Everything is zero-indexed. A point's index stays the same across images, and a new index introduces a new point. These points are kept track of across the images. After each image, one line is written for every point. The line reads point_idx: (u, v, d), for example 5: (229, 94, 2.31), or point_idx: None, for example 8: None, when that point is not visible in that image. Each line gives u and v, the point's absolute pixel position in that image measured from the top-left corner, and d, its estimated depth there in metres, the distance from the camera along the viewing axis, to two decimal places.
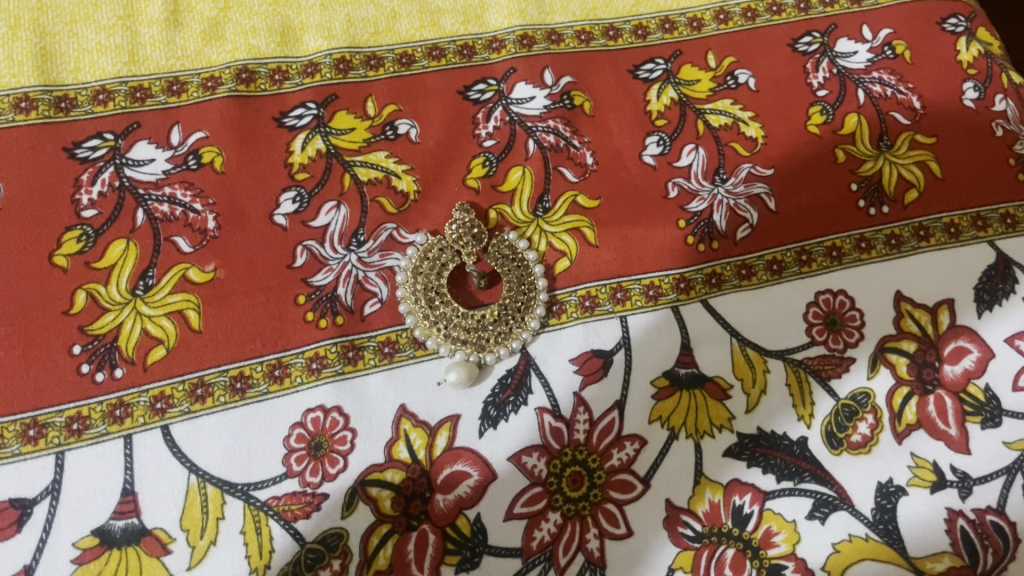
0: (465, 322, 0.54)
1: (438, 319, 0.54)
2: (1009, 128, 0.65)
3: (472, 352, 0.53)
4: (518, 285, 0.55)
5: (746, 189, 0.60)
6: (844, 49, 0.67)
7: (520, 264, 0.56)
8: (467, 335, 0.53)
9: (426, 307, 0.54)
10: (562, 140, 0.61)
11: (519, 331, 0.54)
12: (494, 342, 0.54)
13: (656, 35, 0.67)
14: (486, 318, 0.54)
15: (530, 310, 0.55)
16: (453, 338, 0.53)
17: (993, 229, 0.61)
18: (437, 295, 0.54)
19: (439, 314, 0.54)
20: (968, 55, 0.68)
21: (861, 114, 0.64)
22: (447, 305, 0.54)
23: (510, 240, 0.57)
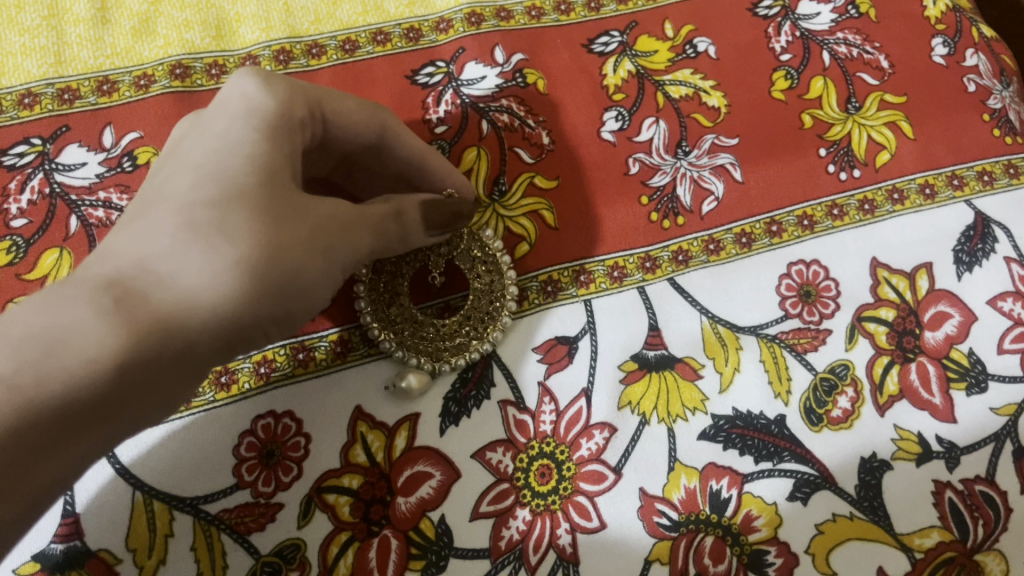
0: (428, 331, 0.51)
1: (393, 322, 0.50)
2: (981, 83, 0.62)
3: (426, 361, 0.50)
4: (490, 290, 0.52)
5: (710, 161, 0.58)
6: (807, 10, 0.64)
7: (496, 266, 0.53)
8: (423, 343, 0.50)
9: (381, 306, 0.50)
10: (517, 119, 0.58)
11: (480, 343, 0.51)
12: (453, 355, 0.51)
13: (609, 7, 0.64)
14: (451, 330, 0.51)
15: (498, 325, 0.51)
16: (407, 344, 0.50)
17: (969, 187, 0.59)
18: (394, 296, 0.51)
19: (394, 315, 0.50)
20: (935, 10, 0.65)
21: (827, 77, 0.62)
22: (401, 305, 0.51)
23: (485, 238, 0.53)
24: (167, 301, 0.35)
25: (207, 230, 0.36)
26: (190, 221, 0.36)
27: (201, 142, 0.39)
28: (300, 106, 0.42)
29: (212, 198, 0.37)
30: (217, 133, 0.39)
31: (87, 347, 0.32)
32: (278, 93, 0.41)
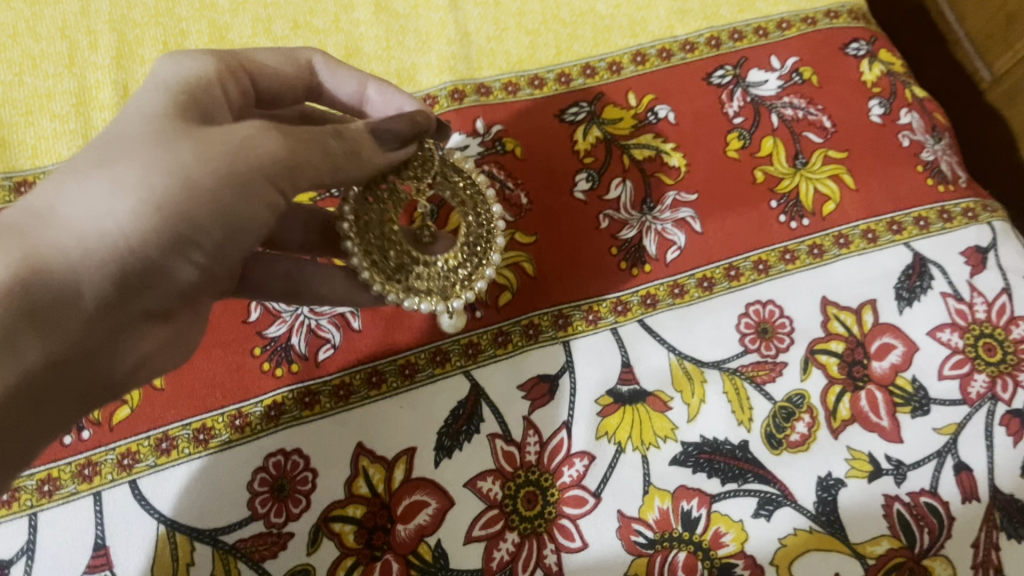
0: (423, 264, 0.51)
1: (394, 269, 0.50)
2: (914, 139, 0.70)
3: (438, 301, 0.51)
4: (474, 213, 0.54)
5: (672, 214, 0.64)
6: (755, 79, 0.71)
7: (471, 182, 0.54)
8: (430, 284, 0.51)
9: (380, 257, 0.50)
10: (497, 183, 0.65)
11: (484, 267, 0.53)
12: (459, 287, 0.52)
13: (578, 81, 0.70)
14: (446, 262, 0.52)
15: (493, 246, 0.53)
16: (416, 288, 0.50)
17: (908, 231, 0.65)
18: (388, 246, 0.50)
19: (393, 263, 0.50)
20: (871, 75, 0.72)
21: (775, 136, 0.68)
22: (395, 251, 0.50)
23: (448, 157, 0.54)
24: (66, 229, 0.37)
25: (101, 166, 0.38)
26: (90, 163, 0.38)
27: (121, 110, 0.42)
28: (209, 63, 0.46)
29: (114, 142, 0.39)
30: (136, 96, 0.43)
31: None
32: (182, 57, 0.46)
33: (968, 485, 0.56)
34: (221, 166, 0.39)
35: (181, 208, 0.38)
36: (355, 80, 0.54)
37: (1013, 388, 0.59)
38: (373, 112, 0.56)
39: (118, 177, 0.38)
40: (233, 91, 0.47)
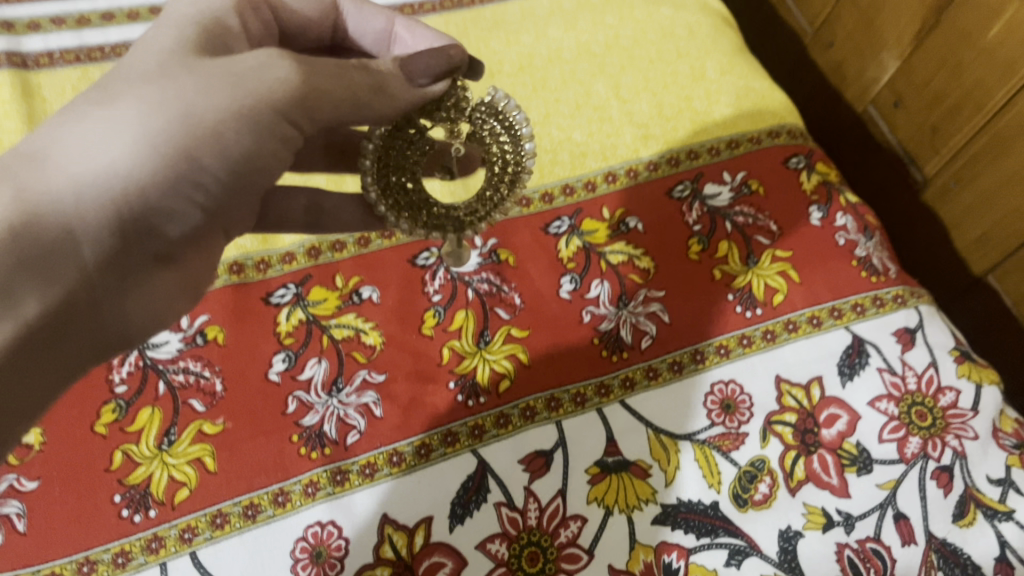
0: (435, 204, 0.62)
1: (409, 205, 0.61)
2: (849, 237, 0.81)
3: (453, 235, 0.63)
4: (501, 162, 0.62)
5: (645, 308, 0.75)
6: (710, 191, 0.83)
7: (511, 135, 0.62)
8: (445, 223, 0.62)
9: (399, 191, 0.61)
10: (495, 287, 0.76)
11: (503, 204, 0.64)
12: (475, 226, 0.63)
13: (560, 199, 0.82)
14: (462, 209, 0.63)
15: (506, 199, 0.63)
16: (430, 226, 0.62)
17: (847, 316, 0.76)
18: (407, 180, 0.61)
19: (410, 200, 0.61)
20: (810, 185, 0.85)
21: (729, 240, 0.80)
22: (413, 193, 0.61)
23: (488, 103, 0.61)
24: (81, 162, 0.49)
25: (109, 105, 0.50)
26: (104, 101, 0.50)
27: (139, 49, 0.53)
28: None
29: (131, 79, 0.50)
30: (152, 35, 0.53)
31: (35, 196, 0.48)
32: None
33: (907, 531, 0.65)
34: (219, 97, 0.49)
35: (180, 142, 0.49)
36: (383, 19, 0.67)
37: (941, 447, 0.69)
38: (399, 47, 0.68)
39: (119, 115, 0.49)
40: (252, 21, 0.59)
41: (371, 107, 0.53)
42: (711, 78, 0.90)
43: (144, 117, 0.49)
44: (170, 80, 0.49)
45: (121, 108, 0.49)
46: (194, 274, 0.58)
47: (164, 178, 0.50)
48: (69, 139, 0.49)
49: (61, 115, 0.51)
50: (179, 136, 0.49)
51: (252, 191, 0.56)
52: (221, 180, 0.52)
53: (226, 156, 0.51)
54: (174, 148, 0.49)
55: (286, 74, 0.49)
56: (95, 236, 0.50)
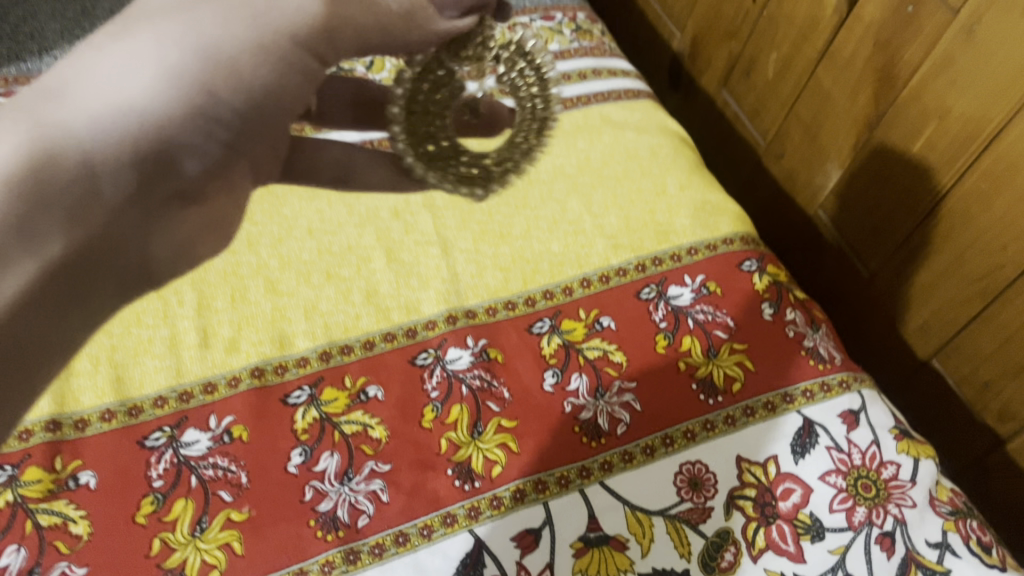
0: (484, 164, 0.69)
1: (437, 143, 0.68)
2: (798, 330, 0.92)
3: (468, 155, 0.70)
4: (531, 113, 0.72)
5: (619, 398, 0.85)
6: (673, 292, 0.94)
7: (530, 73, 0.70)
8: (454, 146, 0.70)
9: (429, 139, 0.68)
10: (486, 381, 0.85)
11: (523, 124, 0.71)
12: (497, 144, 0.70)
13: (541, 302, 0.93)
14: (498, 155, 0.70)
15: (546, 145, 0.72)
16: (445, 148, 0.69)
17: (798, 401, 0.86)
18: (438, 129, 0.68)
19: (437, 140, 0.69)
20: (762, 284, 0.96)
21: (692, 335, 0.91)
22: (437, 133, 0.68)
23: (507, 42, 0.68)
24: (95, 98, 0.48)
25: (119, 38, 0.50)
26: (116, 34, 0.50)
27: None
28: None
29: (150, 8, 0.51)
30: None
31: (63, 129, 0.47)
32: None
33: None
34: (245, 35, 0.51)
35: (201, 78, 0.50)
36: None
37: (884, 514, 0.78)
38: None
39: (137, 45, 0.49)
40: None
41: (408, 38, 0.60)
42: (671, 194, 1.03)
43: (162, 45, 0.49)
44: (189, 11, 0.50)
45: (135, 37, 0.49)
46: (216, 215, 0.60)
47: (186, 116, 0.51)
48: (82, 77, 0.48)
49: (74, 50, 0.50)
50: (200, 71, 0.50)
51: (271, 134, 0.58)
52: (241, 114, 0.54)
53: (247, 91, 0.53)
54: (197, 79, 0.50)
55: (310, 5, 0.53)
56: (117, 166, 0.50)
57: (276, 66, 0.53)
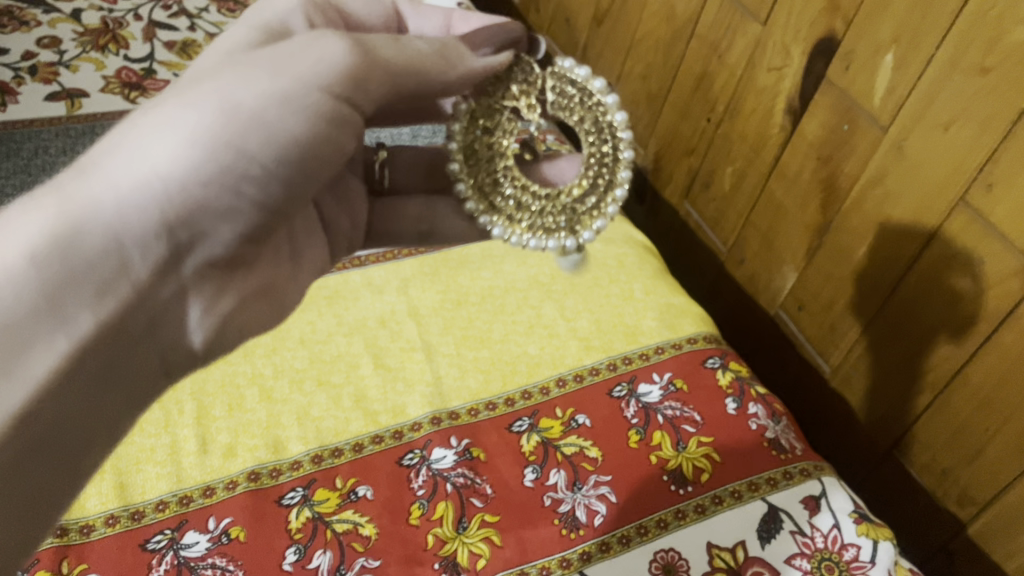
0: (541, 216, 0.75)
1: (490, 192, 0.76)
2: (760, 422, 0.99)
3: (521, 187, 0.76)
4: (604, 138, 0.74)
5: (595, 491, 0.90)
6: (643, 390, 1.01)
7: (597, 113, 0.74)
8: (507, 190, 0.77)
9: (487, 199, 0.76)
10: (470, 479, 0.90)
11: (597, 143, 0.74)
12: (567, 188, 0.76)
13: (520, 402, 0.99)
14: (573, 191, 0.75)
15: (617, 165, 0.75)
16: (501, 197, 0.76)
17: (763, 488, 0.92)
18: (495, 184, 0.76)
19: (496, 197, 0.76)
20: (725, 380, 1.03)
21: (662, 430, 0.97)
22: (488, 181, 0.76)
23: (559, 76, 0.73)
24: (135, 164, 0.57)
25: (158, 114, 0.59)
26: (158, 111, 0.59)
27: (200, 72, 0.63)
28: None
29: (190, 86, 0.60)
30: (211, 56, 0.67)
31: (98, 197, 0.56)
32: None
33: None
34: (274, 91, 0.59)
35: (227, 136, 0.58)
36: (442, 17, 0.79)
37: None
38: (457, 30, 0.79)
39: (173, 118, 0.58)
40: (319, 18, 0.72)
41: (447, 73, 0.67)
42: (638, 298, 1.12)
43: (189, 119, 0.58)
44: (217, 77, 0.60)
45: (169, 115, 0.58)
46: (258, 282, 0.72)
47: (217, 174, 0.59)
48: (115, 154, 0.58)
49: (123, 125, 0.60)
50: (222, 126, 0.58)
51: (307, 188, 0.66)
52: (268, 169, 0.61)
53: (273, 142, 0.60)
54: (220, 141, 0.58)
55: (338, 51, 0.60)
56: (147, 230, 0.58)
57: (304, 117, 0.60)
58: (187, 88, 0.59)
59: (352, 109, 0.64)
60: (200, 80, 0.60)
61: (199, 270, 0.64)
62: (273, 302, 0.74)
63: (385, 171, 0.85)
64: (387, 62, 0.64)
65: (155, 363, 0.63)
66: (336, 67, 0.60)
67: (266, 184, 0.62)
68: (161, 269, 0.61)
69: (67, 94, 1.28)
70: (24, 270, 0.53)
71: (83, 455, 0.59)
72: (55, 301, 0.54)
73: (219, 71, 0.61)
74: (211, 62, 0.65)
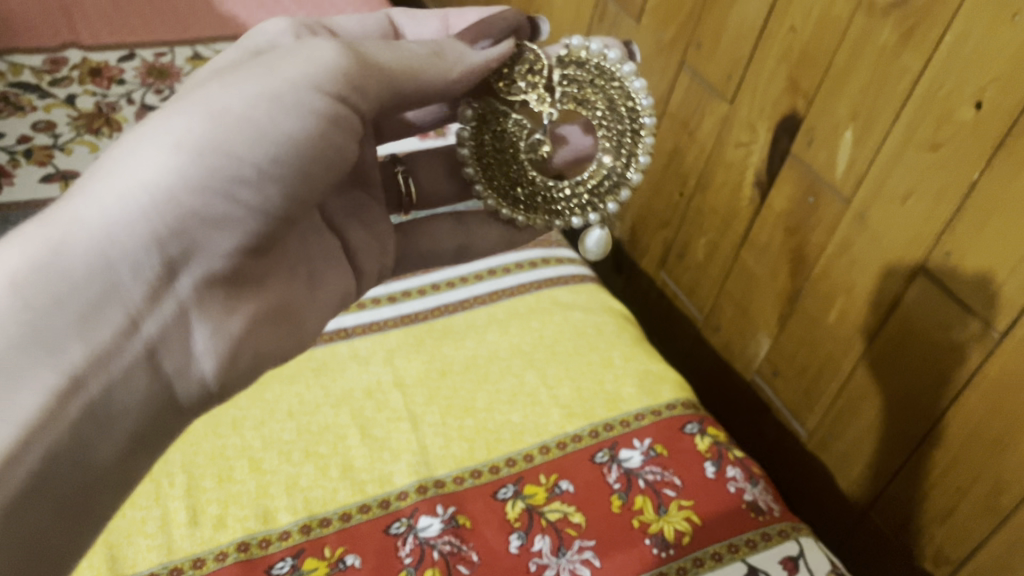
0: (562, 191, 0.89)
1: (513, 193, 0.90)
2: (738, 485, 1.02)
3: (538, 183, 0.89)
4: (626, 107, 0.84)
5: (579, 555, 0.92)
6: (624, 455, 1.04)
7: (614, 82, 0.83)
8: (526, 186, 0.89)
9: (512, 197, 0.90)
10: (456, 546, 0.92)
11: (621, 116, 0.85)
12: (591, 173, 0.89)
13: (505, 469, 1.01)
14: (594, 178, 0.88)
15: (640, 132, 0.85)
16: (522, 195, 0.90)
17: (742, 550, 0.95)
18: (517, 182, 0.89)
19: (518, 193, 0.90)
20: (704, 445, 1.06)
21: (643, 494, 0.99)
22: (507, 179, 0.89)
23: (575, 52, 0.83)
24: (120, 179, 0.62)
25: (151, 131, 0.65)
26: (149, 129, 0.65)
27: (189, 91, 0.70)
28: (288, 19, 0.81)
29: (180, 103, 0.67)
30: (200, 79, 0.74)
31: (84, 217, 0.61)
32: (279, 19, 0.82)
33: None
34: (268, 93, 0.66)
35: (216, 142, 0.63)
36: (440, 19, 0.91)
37: None
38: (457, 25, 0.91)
39: (162, 134, 0.64)
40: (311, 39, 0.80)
41: (447, 76, 0.76)
42: (618, 365, 1.15)
43: (176, 133, 0.64)
44: (206, 93, 0.66)
45: (160, 131, 0.64)
46: (279, 296, 0.75)
47: (206, 179, 0.63)
48: (104, 175, 0.63)
49: (115, 150, 0.65)
50: (208, 137, 0.63)
51: (310, 196, 0.69)
52: (262, 171, 0.65)
53: (264, 142, 0.65)
54: (207, 147, 0.63)
55: (333, 57, 0.69)
56: (139, 246, 0.61)
57: (300, 115, 0.66)
58: (177, 105, 0.66)
59: (349, 110, 0.70)
60: (193, 93, 0.67)
61: (200, 289, 0.66)
62: (291, 324, 0.77)
63: (409, 181, 0.93)
64: (381, 67, 0.72)
65: (162, 409, 0.66)
66: (330, 68, 0.68)
67: (261, 188, 0.65)
68: (155, 289, 0.63)
69: (61, 177, 1.32)
70: (7, 296, 0.57)
71: (85, 504, 0.62)
72: (41, 326, 0.58)
73: (210, 86, 0.68)
74: (201, 83, 0.72)
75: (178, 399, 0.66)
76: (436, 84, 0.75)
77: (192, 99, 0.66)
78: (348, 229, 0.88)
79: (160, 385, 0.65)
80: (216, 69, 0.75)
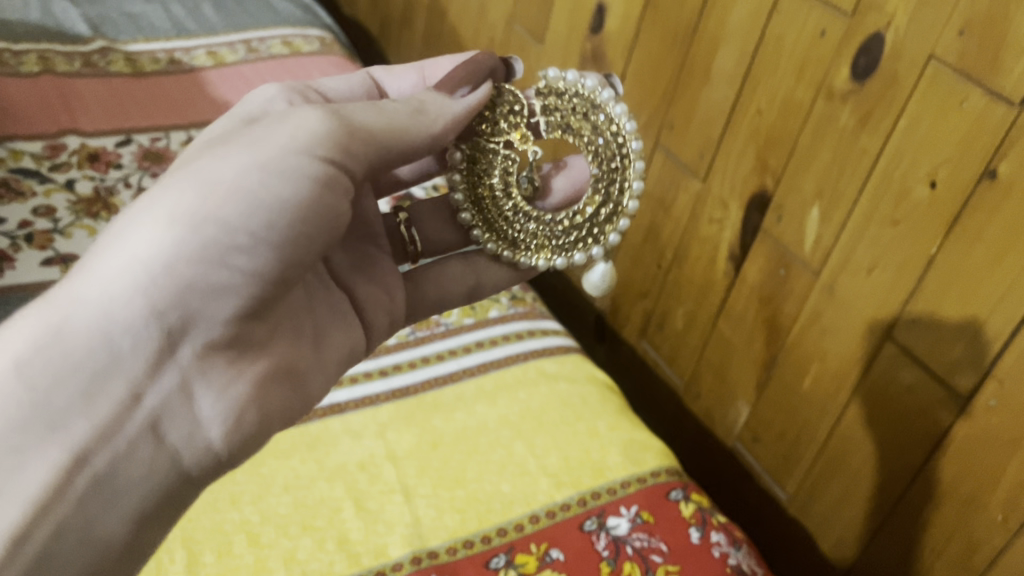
0: (558, 225, 0.93)
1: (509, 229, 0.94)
2: (722, 549, 1.07)
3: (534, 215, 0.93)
4: (610, 132, 0.88)
5: None
6: (612, 522, 1.07)
7: (595, 108, 0.88)
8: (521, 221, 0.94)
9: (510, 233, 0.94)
10: None
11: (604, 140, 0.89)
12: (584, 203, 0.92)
13: (496, 539, 1.04)
14: (587, 208, 0.92)
15: (628, 156, 0.89)
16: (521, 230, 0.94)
17: None
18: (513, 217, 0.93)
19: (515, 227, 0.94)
20: (688, 510, 1.11)
21: (632, 560, 1.03)
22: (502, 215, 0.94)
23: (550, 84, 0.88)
24: (118, 257, 0.66)
25: (147, 207, 0.69)
26: (145, 205, 0.70)
27: (183, 164, 0.75)
28: (277, 87, 0.86)
29: (174, 177, 0.71)
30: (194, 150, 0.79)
31: (84, 297, 0.65)
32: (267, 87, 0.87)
33: None
34: (258, 161, 0.70)
35: (211, 215, 0.68)
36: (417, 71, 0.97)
37: None
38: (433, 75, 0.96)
39: (157, 209, 0.68)
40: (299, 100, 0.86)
41: (432, 128, 0.79)
42: (603, 434, 1.20)
43: (171, 209, 0.68)
44: (200, 166, 0.71)
45: (156, 206, 0.69)
46: (284, 358, 0.78)
47: (201, 250, 0.67)
48: (103, 255, 0.67)
49: (112, 226, 0.70)
50: (202, 210, 0.68)
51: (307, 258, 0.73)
52: (256, 237, 0.69)
53: (257, 209, 0.69)
54: (201, 220, 0.68)
55: (318, 121, 0.72)
56: (137, 319, 0.66)
57: (291, 180, 0.70)
58: (172, 179, 0.71)
59: (339, 170, 0.73)
60: (188, 166, 0.72)
61: (201, 358, 0.70)
62: (295, 385, 0.79)
63: (412, 229, 0.97)
64: (364, 128, 0.75)
65: (175, 480, 0.69)
66: (316, 131, 0.72)
67: (258, 254, 0.69)
68: (156, 361, 0.67)
69: (61, 260, 1.37)
70: (11, 379, 0.62)
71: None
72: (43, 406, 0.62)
73: (203, 158, 0.72)
74: (194, 156, 0.76)
75: (191, 469, 0.69)
76: (418, 142, 0.78)
77: (186, 174, 0.71)
78: (354, 284, 0.92)
79: (167, 455, 0.68)
80: (210, 139, 0.80)
